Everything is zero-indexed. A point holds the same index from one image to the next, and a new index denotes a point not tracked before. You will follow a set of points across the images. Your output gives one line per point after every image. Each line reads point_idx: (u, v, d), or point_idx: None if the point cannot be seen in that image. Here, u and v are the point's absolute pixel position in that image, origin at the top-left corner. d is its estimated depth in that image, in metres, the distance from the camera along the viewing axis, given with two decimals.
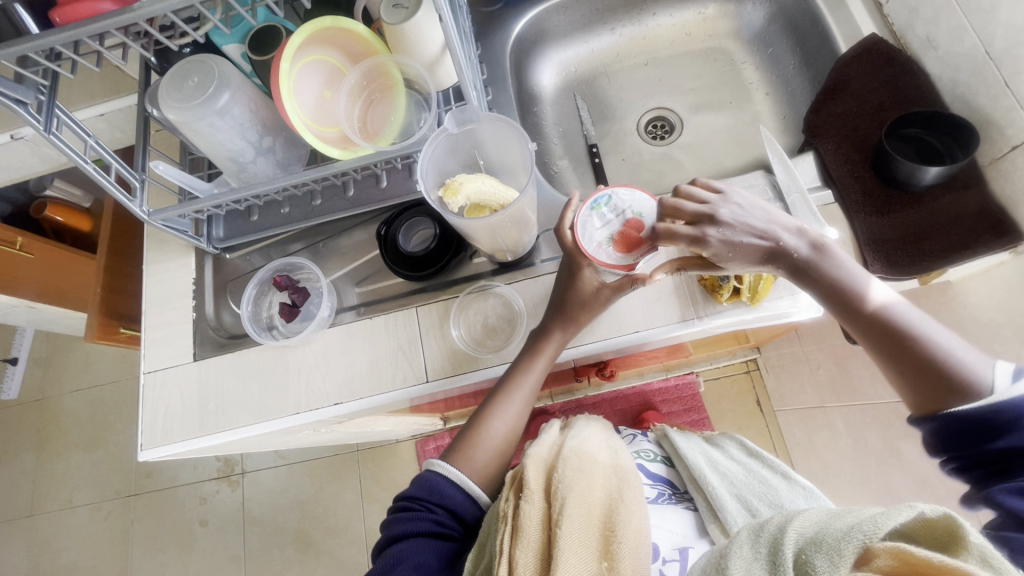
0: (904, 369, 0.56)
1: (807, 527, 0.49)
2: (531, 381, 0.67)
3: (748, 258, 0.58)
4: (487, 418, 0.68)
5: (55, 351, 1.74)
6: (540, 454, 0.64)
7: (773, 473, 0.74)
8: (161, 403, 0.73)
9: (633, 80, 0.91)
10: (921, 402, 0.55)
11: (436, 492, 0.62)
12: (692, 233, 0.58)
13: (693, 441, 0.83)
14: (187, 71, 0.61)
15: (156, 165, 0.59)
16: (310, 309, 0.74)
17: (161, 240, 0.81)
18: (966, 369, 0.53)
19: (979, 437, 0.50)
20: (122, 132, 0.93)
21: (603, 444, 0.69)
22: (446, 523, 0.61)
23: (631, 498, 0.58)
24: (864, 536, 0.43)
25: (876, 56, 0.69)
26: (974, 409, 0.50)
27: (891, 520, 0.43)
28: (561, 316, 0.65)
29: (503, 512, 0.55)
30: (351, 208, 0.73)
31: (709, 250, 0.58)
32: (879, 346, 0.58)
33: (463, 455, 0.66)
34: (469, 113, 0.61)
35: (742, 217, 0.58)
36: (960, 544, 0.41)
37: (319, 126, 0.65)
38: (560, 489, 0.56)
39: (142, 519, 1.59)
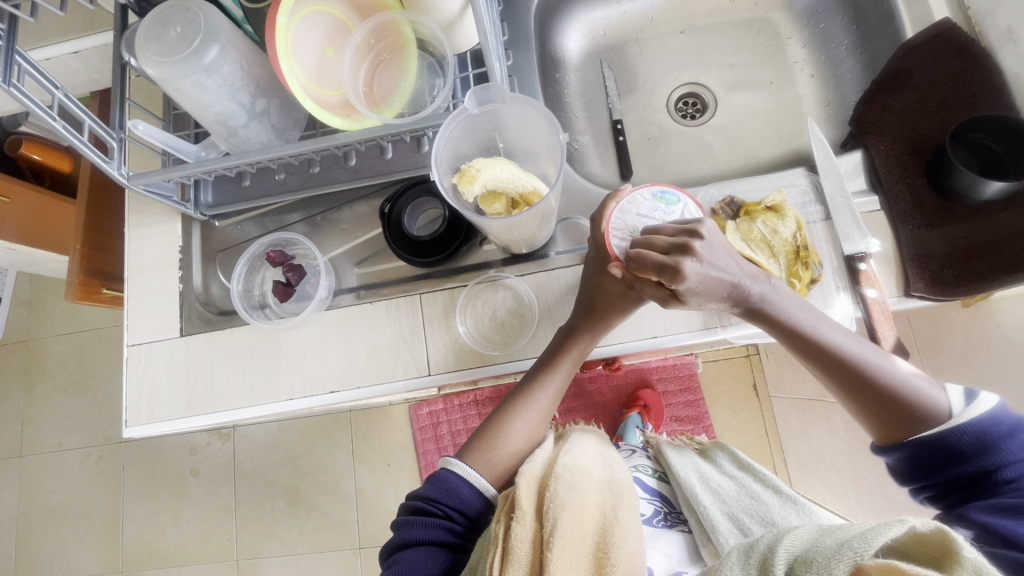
0: (874, 406, 0.54)
1: (796, 544, 0.45)
2: (556, 382, 0.65)
3: (714, 294, 0.53)
4: (508, 420, 0.66)
5: (38, 293, 1.68)
6: (533, 470, 0.59)
7: (764, 488, 0.72)
8: (147, 378, 0.69)
9: (667, 49, 0.83)
10: (887, 433, 0.54)
11: (451, 494, 0.60)
12: (664, 260, 0.52)
13: (687, 454, 0.81)
14: (169, 18, 0.54)
15: (135, 125, 0.53)
16: (306, 289, 0.69)
17: (142, 202, 0.74)
18: (926, 394, 0.53)
19: (940, 465, 0.52)
20: (99, 72, 0.84)
21: (597, 457, 0.67)
22: (456, 527, 0.59)
23: (625, 518, 0.56)
24: (854, 553, 0.40)
25: (945, 45, 0.63)
26: (936, 434, 0.51)
27: (881, 536, 0.40)
28: (587, 320, 0.61)
29: (494, 534, 0.53)
30: (353, 179, 0.67)
31: (681, 283, 0.51)
32: (841, 385, 0.56)
33: (484, 455, 0.64)
34: (492, 92, 0.54)
35: (711, 250, 0.53)
36: (955, 560, 0.38)
37: (318, 89, 0.57)
38: (551, 510, 0.53)
39: (133, 465, 1.59)
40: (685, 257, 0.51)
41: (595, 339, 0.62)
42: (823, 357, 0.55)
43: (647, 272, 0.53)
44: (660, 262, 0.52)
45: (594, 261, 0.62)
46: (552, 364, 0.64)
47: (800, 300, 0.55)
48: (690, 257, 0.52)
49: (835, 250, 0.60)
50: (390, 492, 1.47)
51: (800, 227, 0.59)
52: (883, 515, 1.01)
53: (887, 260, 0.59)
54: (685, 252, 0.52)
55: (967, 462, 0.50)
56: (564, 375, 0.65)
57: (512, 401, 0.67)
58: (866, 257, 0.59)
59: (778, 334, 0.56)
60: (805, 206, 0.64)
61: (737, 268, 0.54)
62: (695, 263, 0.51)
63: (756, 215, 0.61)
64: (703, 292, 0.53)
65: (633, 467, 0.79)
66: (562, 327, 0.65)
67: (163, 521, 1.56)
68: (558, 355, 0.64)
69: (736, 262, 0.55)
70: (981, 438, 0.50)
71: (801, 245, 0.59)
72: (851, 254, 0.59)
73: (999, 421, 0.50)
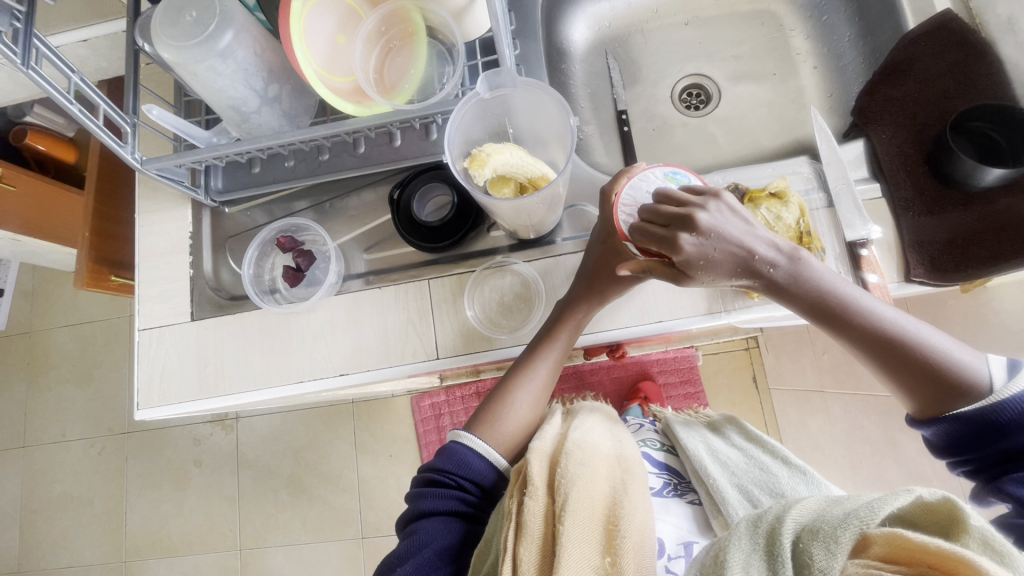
0: (909, 380, 0.55)
1: (803, 514, 0.46)
2: (556, 354, 0.66)
3: (721, 271, 0.54)
4: (509, 395, 0.66)
5: (41, 284, 1.69)
6: (543, 447, 0.60)
7: (772, 459, 0.73)
8: (158, 362, 0.70)
9: (671, 41, 0.83)
10: (924, 406, 0.55)
11: (462, 466, 0.61)
12: (664, 235, 0.53)
13: (693, 428, 0.81)
14: (183, 4, 0.54)
15: (149, 109, 0.54)
16: (316, 275, 0.70)
17: (151, 188, 0.75)
18: (966, 369, 0.53)
19: (984, 441, 0.52)
20: (108, 61, 0.84)
21: (607, 434, 0.68)
22: (469, 498, 0.60)
23: (635, 492, 0.57)
24: (860, 522, 0.42)
25: (946, 35, 0.64)
26: (976, 410, 0.51)
27: (886, 505, 0.42)
28: (589, 295, 0.63)
29: (508, 508, 0.54)
30: (362, 166, 0.68)
31: (677, 257, 0.53)
32: (875, 361, 0.56)
33: (489, 428, 0.65)
34: (503, 77, 0.55)
35: (720, 226, 0.53)
36: (961, 529, 0.40)
37: (331, 75, 0.58)
38: (562, 486, 0.54)
39: (136, 456, 1.60)
40: (682, 231, 0.52)
41: (590, 310, 0.64)
42: (854, 334, 0.56)
43: (649, 243, 0.54)
44: (657, 235, 0.53)
45: (598, 234, 0.63)
46: (551, 337, 0.65)
47: (828, 277, 0.55)
48: (692, 233, 0.52)
49: (837, 237, 0.61)
50: (392, 482, 1.48)
51: (802, 213, 0.61)
52: None
53: (888, 247, 0.60)
54: (685, 227, 0.52)
55: (1009, 437, 0.50)
56: (560, 350, 0.66)
57: (511, 376, 0.67)
58: (867, 243, 0.60)
59: (806, 312, 0.56)
60: (808, 193, 0.65)
61: (755, 237, 0.54)
62: (692, 237, 0.52)
63: (760, 202, 0.61)
64: (708, 267, 0.54)
65: (640, 442, 0.81)
66: (559, 303, 0.66)
67: (167, 511, 1.56)
68: (555, 329, 0.65)
69: (754, 236, 0.54)
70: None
71: (803, 231, 0.60)
72: (853, 240, 0.60)
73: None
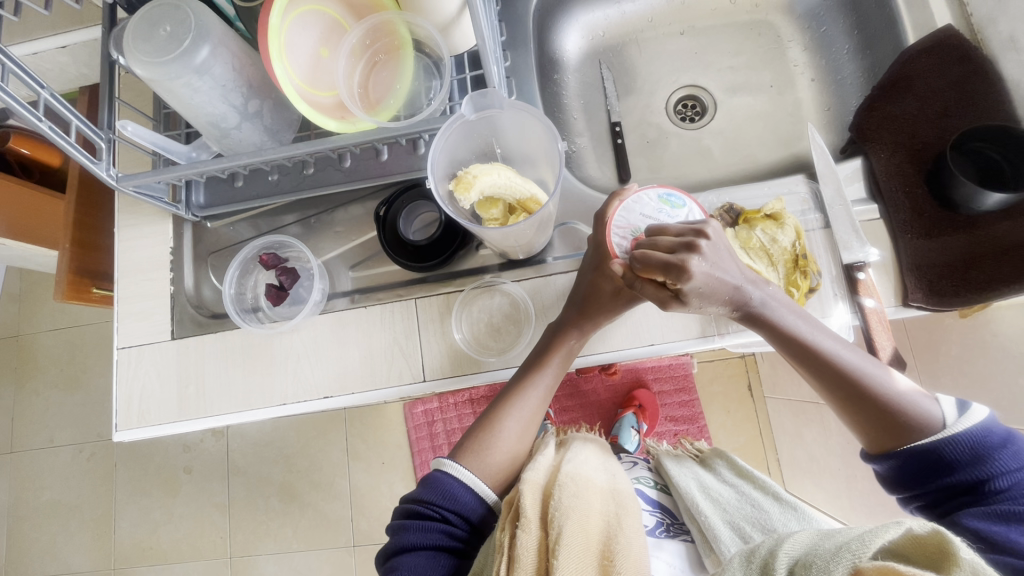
0: (869, 415, 0.55)
1: (795, 548, 0.45)
2: (547, 378, 0.64)
3: (714, 300, 0.53)
4: (500, 419, 0.65)
5: (28, 288, 1.66)
6: (536, 478, 0.59)
7: (764, 495, 0.71)
8: (138, 382, 0.68)
9: (666, 51, 0.82)
10: (878, 441, 0.55)
11: (447, 497, 0.59)
12: (670, 258, 0.50)
13: (686, 464, 0.82)
14: (157, 17, 0.52)
15: (123, 126, 0.52)
16: (300, 293, 0.68)
17: (131, 202, 0.73)
18: (918, 406, 0.54)
19: (934, 475, 0.52)
20: (88, 68, 0.82)
21: (600, 467, 0.67)
22: (455, 529, 0.58)
23: (629, 526, 0.56)
24: (852, 556, 0.41)
25: (946, 51, 0.62)
26: (931, 443, 0.52)
27: (879, 538, 0.41)
28: (579, 316, 0.61)
29: (499, 542, 0.53)
30: (347, 180, 0.66)
31: (688, 283, 0.50)
32: (839, 394, 0.55)
33: (477, 456, 0.63)
34: (490, 99, 0.53)
35: (715, 253, 0.52)
36: (952, 561, 0.38)
37: (313, 90, 0.56)
38: (556, 518, 0.53)
39: (125, 462, 1.58)
40: (692, 255, 0.50)
41: (582, 342, 0.63)
42: (819, 366, 0.55)
43: (652, 271, 0.52)
44: (665, 260, 0.51)
45: (590, 260, 0.61)
46: (541, 361, 0.64)
47: (799, 308, 0.55)
48: (697, 257, 0.50)
49: (833, 259, 0.60)
50: (385, 490, 1.47)
51: (799, 236, 0.59)
52: (876, 517, 1.01)
53: (886, 269, 0.58)
54: (691, 251, 0.50)
55: (960, 471, 0.52)
56: (553, 373, 0.64)
57: (502, 399, 0.66)
58: (865, 266, 0.58)
59: (775, 341, 0.55)
60: (804, 214, 0.63)
61: (739, 271, 0.53)
62: (701, 262, 0.50)
63: (755, 224, 0.60)
64: (707, 293, 0.52)
65: (633, 479, 0.79)
66: (551, 324, 0.65)
67: (156, 518, 1.55)
68: (546, 354, 0.63)
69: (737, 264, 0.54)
70: (975, 448, 0.52)
71: (800, 254, 0.59)
72: (850, 263, 0.59)
73: (991, 432, 0.52)
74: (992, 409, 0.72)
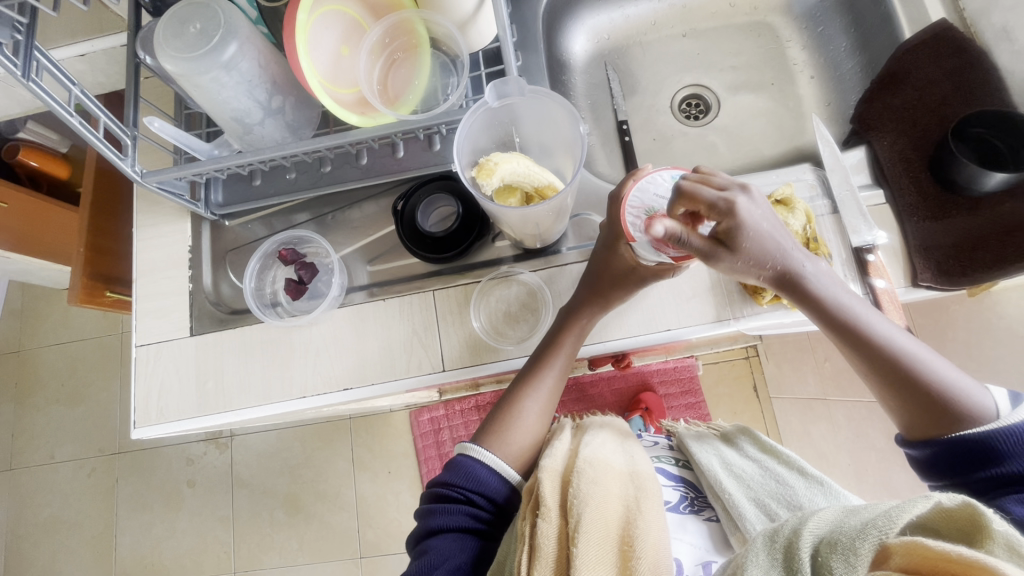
0: (913, 399, 0.53)
1: (820, 526, 0.44)
2: (562, 362, 0.64)
3: (756, 262, 0.52)
4: (519, 401, 0.65)
5: (31, 302, 1.66)
6: (554, 467, 0.59)
7: (789, 471, 0.70)
8: (157, 379, 0.69)
9: (670, 52, 0.84)
10: (921, 427, 0.53)
11: (473, 480, 0.60)
12: (720, 195, 0.49)
13: (707, 441, 0.80)
14: (187, 16, 0.54)
15: (151, 121, 0.53)
16: (319, 287, 0.69)
17: (150, 202, 0.74)
18: (967, 396, 0.52)
19: (979, 462, 0.49)
20: (106, 75, 0.84)
21: (617, 449, 0.67)
22: (480, 512, 0.58)
23: (649, 510, 0.56)
24: (879, 531, 0.39)
25: (944, 42, 0.64)
26: (979, 434, 0.49)
27: (906, 514, 0.39)
28: (596, 300, 0.62)
29: (521, 532, 0.53)
30: (364, 177, 0.67)
31: (736, 219, 0.49)
32: (881, 374, 0.54)
33: (496, 437, 0.64)
34: (511, 86, 0.54)
35: (760, 206, 0.51)
36: (984, 535, 0.37)
37: (334, 86, 0.58)
38: (575, 506, 0.53)
39: (127, 477, 1.56)
40: (740, 193, 0.50)
41: (595, 320, 0.63)
42: (864, 344, 0.53)
43: (699, 208, 0.50)
44: (714, 197, 0.49)
45: (605, 238, 0.62)
46: (556, 344, 0.64)
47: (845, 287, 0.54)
48: (746, 202, 0.50)
49: (843, 242, 0.61)
50: (391, 500, 1.45)
51: (809, 219, 0.60)
52: None
53: (894, 252, 0.60)
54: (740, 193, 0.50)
55: (1010, 462, 0.48)
56: (567, 355, 0.64)
57: (519, 382, 0.66)
58: (873, 249, 0.60)
59: (818, 316, 0.54)
60: (813, 200, 0.64)
61: (787, 239, 0.53)
62: (746, 202, 0.50)
63: (767, 209, 0.60)
64: (751, 246, 0.50)
65: (655, 458, 0.81)
66: (567, 302, 0.65)
67: (159, 533, 1.52)
68: (561, 335, 0.64)
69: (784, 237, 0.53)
70: None
71: (810, 237, 0.60)
72: (858, 247, 0.60)
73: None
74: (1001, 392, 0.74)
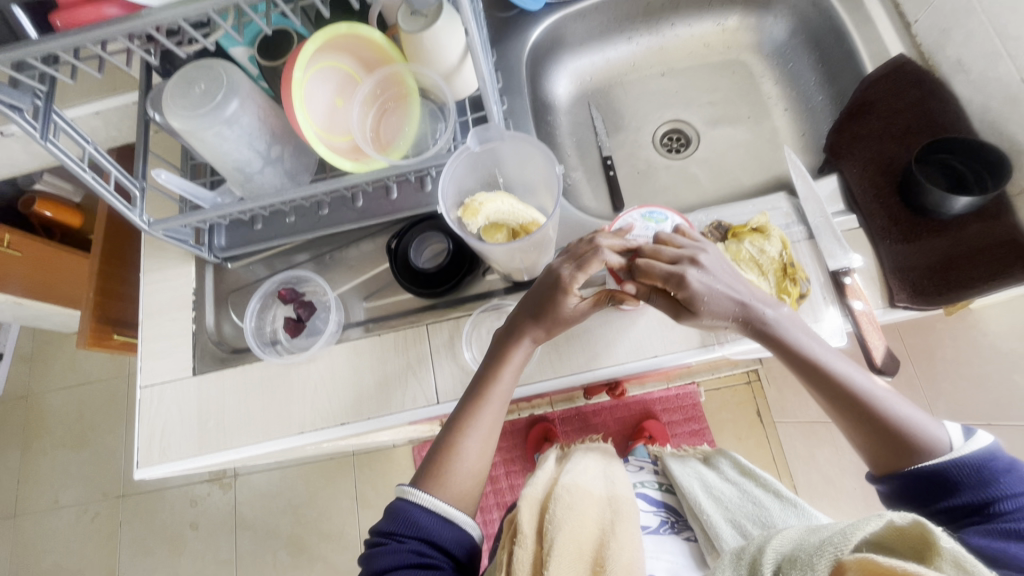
0: (874, 435, 0.53)
1: (784, 544, 0.45)
2: (503, 392, 0.60)
3: (719, 316, 0.55)
4: (457, 441, 0.60)
5: (41, 346, 1.69)
6: (534, 494, 0.62)
7: (766, 493, 0.72)
8: (159, 419, 0.70)
9: (649, 91, 0.89)
10: (884, 462, 0.53)
11: (410, 524, 0.55)
12: (671, 270, 0.55)
13: (689, 463, 0.82)
14: (194, 76, 0.58)
15: (158, 173, 0.57)
16: (317, 324, 0.72)
17: (159, 248, 0.77)
18: (923, 430, 0.52)
19: (936, 493, 0.50)
20: (118, 129, 0.89)
21: (598, 475, 0.69)
22: (425, 552, 0.54)
23: (623, 532, 0.58)
24: (835, 549, 0.39)
25: (904, 75, 0.68)
26: (934, 465, 0.50)
27: (859, 531, 0.39)
28: (536, 321, 0.60)
29: (500, 561, 0.56)
30: (360, 219, 0.71)
31: (685, 292, 0.55)
32: (842, 411, 0.55)
33: (437, 481, 0.58)
34: (491, 132, 0.59)
35: (715, 267, 0.56)
36: (934, 552, 0.37)
37: (329, 135, 0.62)
38: (549, 531, 0.55)
39: (130, 521, 1.55)
40: (600, 233, 0.60)
41: (537, 345, 0.61)
42: (824, 382, 0.55)
43: (654, 280, 0.56)
44: (666, 271, 0.55)
45: (549, 274, 0.59)
46: (493, 373, 0.60)
47: (806, 328, 0.56)
48: (695, 269, 0.55)
49: (821, 267, 0.63)
50: None
51: (785, 246, 0.63)
52: None
53: (870, 276, 0.62)
54: (689, 263, 0.56)
55: (965, 492, 0.49)
56: (508, 384, 0.60)
57: (456, 420, 0.60)
58: (850, 272, 0.62)
59: (782, 357, 0.56)
60: (789, 227, 0.67)
61: (745, 288, 0.56)
62: (698, 273, 0.55)
63: (743, 237, 0.64)
64: (712, 306, 0.55)
65: (638, 484, 0.81)
66: (502, 329, 0.63)
67: None
68: (500, 361, 0.60)
69: (745, 287, 0.56)
70: (980, 471, 0.49)
71: (788, 263, 0.62)
72: (835, 270, 0.62)
73: (995, 457, 0.50)
74: (994, 409, 0.74)
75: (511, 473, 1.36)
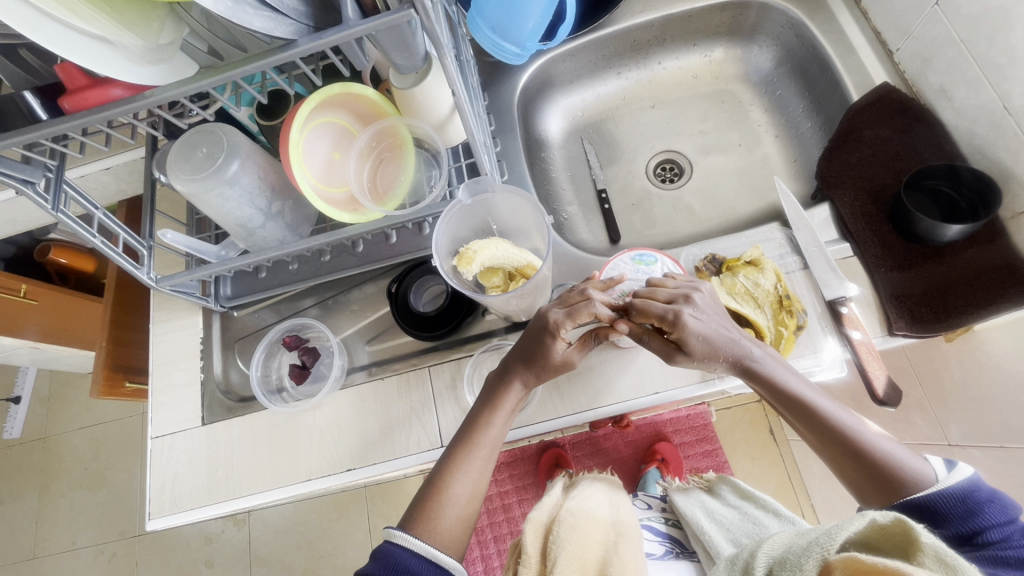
0: (862, 472, 0.54)
1: (775, 548, 0.50)
2: (494, 434, 0.60)
3: (712, 358, 0.56)
4: (445, 483, 0.59)
5: (59, 388, 1.72)
6: (539, 517, 0.63)
7: (765, 513, 0.71)
8: (170, 469, 0.71)
9: (640, 123, 0.90)
10: (873, 500, 0.53)
11: (398, 569, 0.53)
12: (666, 308, 0.56)
13: (693, 494, 0.82)
14: (196, 141, 0.61)
15: (164, 234, 0.59)
16: (321, 369, 0.73)
17: (168, 299, 0.79)
18: (910, 465, 0.52)
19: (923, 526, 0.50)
20: (127, 183, 0.92)
21: (605, 501, 0.69)
22: None
23: (626, 550, 0.59)
24: (821, 549, 0.43)
25: (889, 103, 0.69)
26: (923, 498, 0.50)
27: (844, 531, 0.43)
28: (526, 366, 0.60)
29: None
30: (361, 263, 0.72)
31: (681, 329, 0.55)
32: (831, 448, 0.55)
33: (428, 526, 0.58)
34: (483, 184, 0.61)
35: (707, 307, 0.57)
36: (917, 547, 0.40)
37: (327, 188, 0.63)
38: (552, 551, 0.57)
39: (147, 560, 1.56)
40: (591, 286, 0.60)
41: (530, 387, 0.62)
42: (811, 420, 0.55)
43: (651, 318, 0.57)
44: (661, 309, 0.56)
45: (542, 318, 0.60)
46: (484, 417, 0.61)
47: (792, 366, 0.57)
48: (689, 307, 0.56)
49: (817, 296, 0.63)
50: None
51: (779, 278, 0.63)
52: None
53: (868, 303, 0.62)
54: (683, 303, 0.57)
55: (950, 523, 0.49)
56: (500, 427, 0.61)
57: (446, 463, 0.60)
58: (846, 301, 0.62)
59: (770, 396, 0.57)
60: (783, 257, 0.67)
61: (734, 327, 0.57)
62: (692, 311, 0.56)
63: (738, 270, 0.65)
64: (706, 344, 0.56)
65: (644, 517, 0.82)
66: (495, 372, 0.63)
67: None
68: (490, 406, 0.61)
69: (733, 327, 0.57)
70: (965, 501, 0.49)
71: (783, 295, 0.62)
72: (832, 299, 0.62)
73: (978, 488, 0.49)
74: (1004, 430, 0.74)
75: (522, 502, 1.35)
